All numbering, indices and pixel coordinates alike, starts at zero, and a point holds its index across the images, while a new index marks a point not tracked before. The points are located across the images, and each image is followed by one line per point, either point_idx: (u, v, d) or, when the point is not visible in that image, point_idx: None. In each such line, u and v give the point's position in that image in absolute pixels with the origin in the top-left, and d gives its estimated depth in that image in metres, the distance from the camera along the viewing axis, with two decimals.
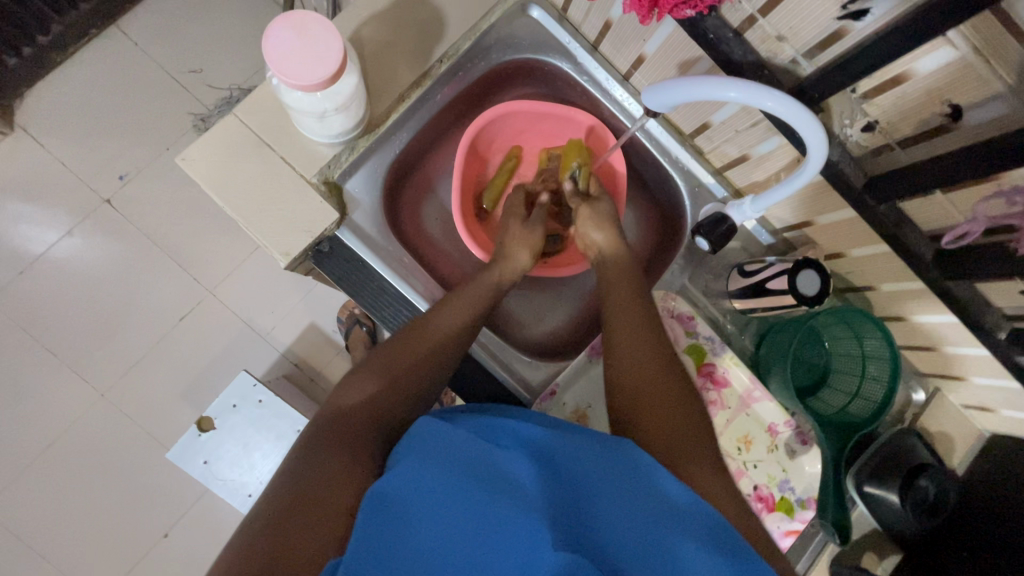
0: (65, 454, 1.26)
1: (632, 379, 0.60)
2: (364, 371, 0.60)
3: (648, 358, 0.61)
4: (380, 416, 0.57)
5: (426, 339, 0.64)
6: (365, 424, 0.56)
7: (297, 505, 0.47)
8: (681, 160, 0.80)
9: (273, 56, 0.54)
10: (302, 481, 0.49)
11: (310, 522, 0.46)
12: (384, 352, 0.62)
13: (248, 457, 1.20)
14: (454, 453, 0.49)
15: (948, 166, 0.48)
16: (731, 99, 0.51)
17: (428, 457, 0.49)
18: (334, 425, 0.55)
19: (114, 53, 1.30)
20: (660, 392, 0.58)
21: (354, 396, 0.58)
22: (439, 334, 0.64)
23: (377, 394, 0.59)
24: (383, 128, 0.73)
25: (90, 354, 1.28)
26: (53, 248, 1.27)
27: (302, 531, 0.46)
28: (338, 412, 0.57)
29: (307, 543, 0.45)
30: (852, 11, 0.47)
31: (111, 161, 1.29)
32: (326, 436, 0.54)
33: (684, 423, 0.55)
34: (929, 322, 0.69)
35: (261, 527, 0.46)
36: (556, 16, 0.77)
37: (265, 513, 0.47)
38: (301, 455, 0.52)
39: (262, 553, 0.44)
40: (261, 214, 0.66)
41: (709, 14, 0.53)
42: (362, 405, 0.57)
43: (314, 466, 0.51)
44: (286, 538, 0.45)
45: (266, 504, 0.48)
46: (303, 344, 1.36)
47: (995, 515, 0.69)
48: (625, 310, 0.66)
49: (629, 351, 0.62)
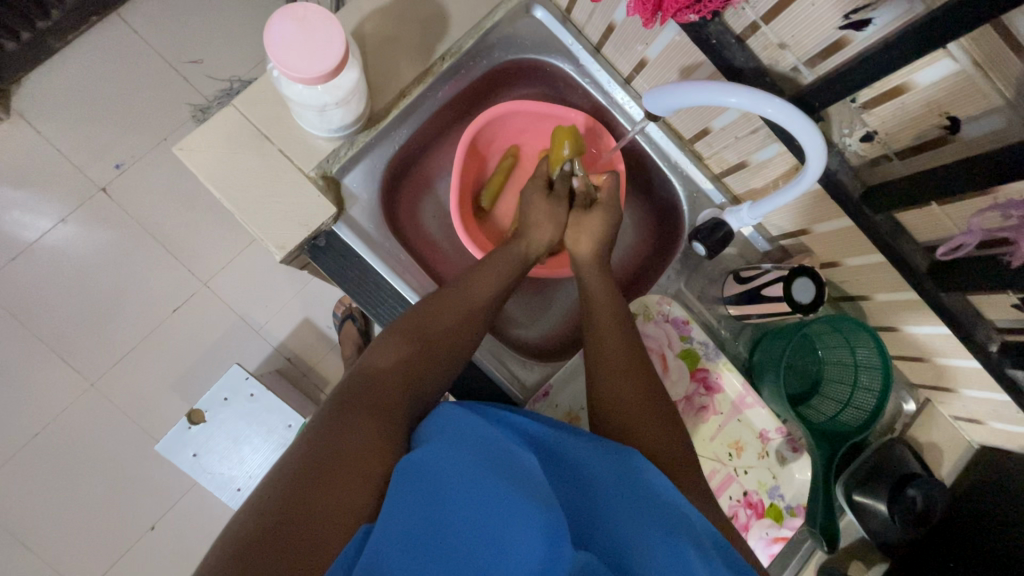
0: (53, 443, 1.25)
1: (612, 395, 0.61)
2: (397, 336, 0.62)
3: (628, 375, 0.62)
4: (411, 382, 0.59)
5: (456, 312, 0.66)
6: (397, 389, 0.58)
7: (330, 462, 0.48)
8: (680, 164, 0.80)
9: (274, 47, 0.53)
10: (334, 439, 0.50)
11: (342, 479, 0.47)
12: (417, 319, 0.64)
13: (237, 451, 1.20)
14: (476, 436, 0.51)
15: (946, 178, 0.49)
16: (732, 104, 0.51)
17: (450, 440, 0.51)
18: (368, 386, 0.57)
19: (114, 41, 1.29)
20: (639, 405, 0.60)
21: (387, 360, 0.60)
22: (470, 306, 0.67)
23: (411, 360, 0.61)
24: (384, 123, 0.72)
25: (80, 344, 1.26)
26: (46, 235, 1.26)
27: (335, 486, 0.47)
28: (371, 373, 0.58)
29: (339, 498, 0.46)
30: (854, 20, 0.47)
31: (107, 149, 1.28)
32: (359, 398, 0.55)
33: (662, 433, 0.58)
34: (922, 333, 0.70)
35: (292, 479, 0.47)
36: (559, 17, 0.77)
37: (297, 466, 0.48)
38: (333, 414, 0.53)
39: (295, 505, 0.45)
40: (257, 207, 0.65)
41: (712, 19, 0.53)
42: (396, 369, 0.59)
43: (348, 427, 0.52)
44: (319, 492, 0.46)
45: (297, 456, 0.49)
46: (296, 339, 1.36)
47: (980, 525, 0.70)
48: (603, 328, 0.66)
49: (608, 365, 0.63)
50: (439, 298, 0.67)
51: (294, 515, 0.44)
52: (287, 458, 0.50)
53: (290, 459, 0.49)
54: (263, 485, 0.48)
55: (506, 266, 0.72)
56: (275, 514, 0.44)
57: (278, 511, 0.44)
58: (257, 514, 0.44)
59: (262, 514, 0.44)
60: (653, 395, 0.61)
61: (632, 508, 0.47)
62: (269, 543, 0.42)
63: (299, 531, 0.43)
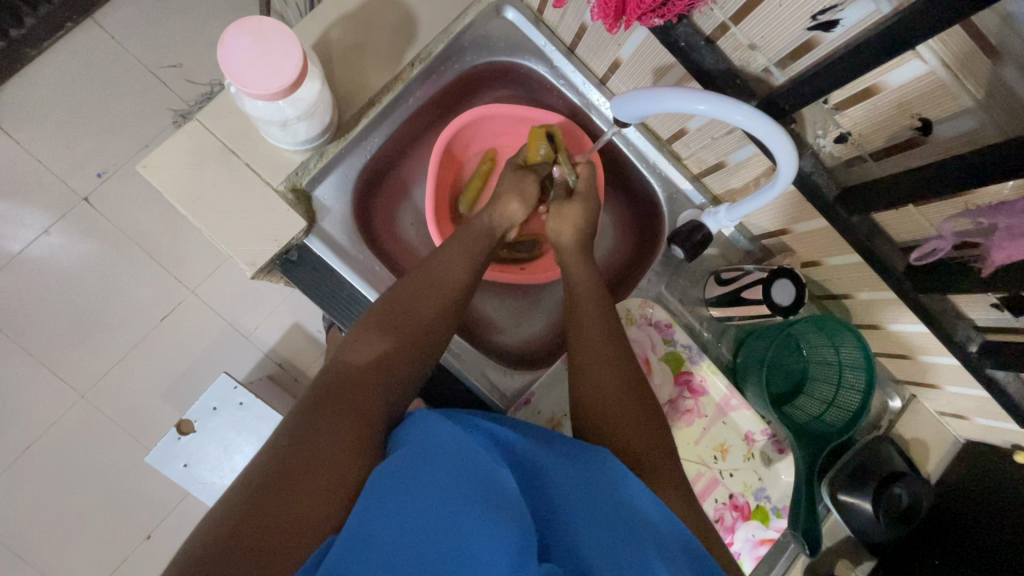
0: (43, 457, 1.24)
1: (592, 396, 0.59)
2: (373, 326, 0.59)
3: (607, 370, 0.61)
4: (388, 375, 0.56)
5: (434, 299, 0.62)
6: (372, 383, 0.55)
7: (293, 471, 0.46)
8: (659, 165, 0.80)
9: (229, 58, 0.54)
10: (301, 445, 0.48)
11: (306, 491, 0.45)
12: (392, 308, 0.61)
13: (229, 459, 1.17)
14: (451, 446, 0.48)
15: (919, 181, 0.47)
16: (701, 111, 0.50)
17: (423, 453, 0.47)
18: (341, 382, 0.54)
19: (89, 47, 1.26)
20: (627, 408, 0.58)
21: (363, 352, 0.57)
22: (447, 293, 0.63)
23: (388, 352, 0.57)
24: (355, 132, 0.72)
25: (68, 355, 1.25)
26: (30, 247, 1.24)
27: (299, 498, 0.44)
28: (345, 368, 0.55)
29: (302, 511, 0.44)
30: (822, 21, 0.46)
31: (87, 158, 1.26)
32: (331, 395, 0.52)
33: (647, 437, 0.56)
34: (905, 331, 0.69)
35: (253, 492, 0.44)
36: (532, 17, 0.75)
37: (259, 475, 0.46)
38: (302, 415, 0.51)
39: (252, 522, 0.42)
40: (225, 223, 0.65)
41: (679, 22, 0.52)
42: (372, 362, 0.56)
43: (316, 431, 0.49)
44: (278, 505, 0.44)
45: (260, 464, 0.47)
46: (286, 344, 1.35)
47: (967, 523, 0.70)
48: (584, 332, 0.64)
49: (591, 367, 0.61)
50: (416, 285, 0.63)
51: (253, 532, 0.42)
52: (251, 463, 0.48)
53: (253, 466, 0.47)
54: (229, 491, 0.46)
55: (469, 244, 0.69)
56: (231, 531, 0.42)
57: (235, 526, 0.42)
58: (215, 528, 0.42)
59: (219, 529, 0.42)
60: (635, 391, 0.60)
61: (601, 522, 0.46)
62: (225, 561, 0.40)
63: (257, 549, 0.41)
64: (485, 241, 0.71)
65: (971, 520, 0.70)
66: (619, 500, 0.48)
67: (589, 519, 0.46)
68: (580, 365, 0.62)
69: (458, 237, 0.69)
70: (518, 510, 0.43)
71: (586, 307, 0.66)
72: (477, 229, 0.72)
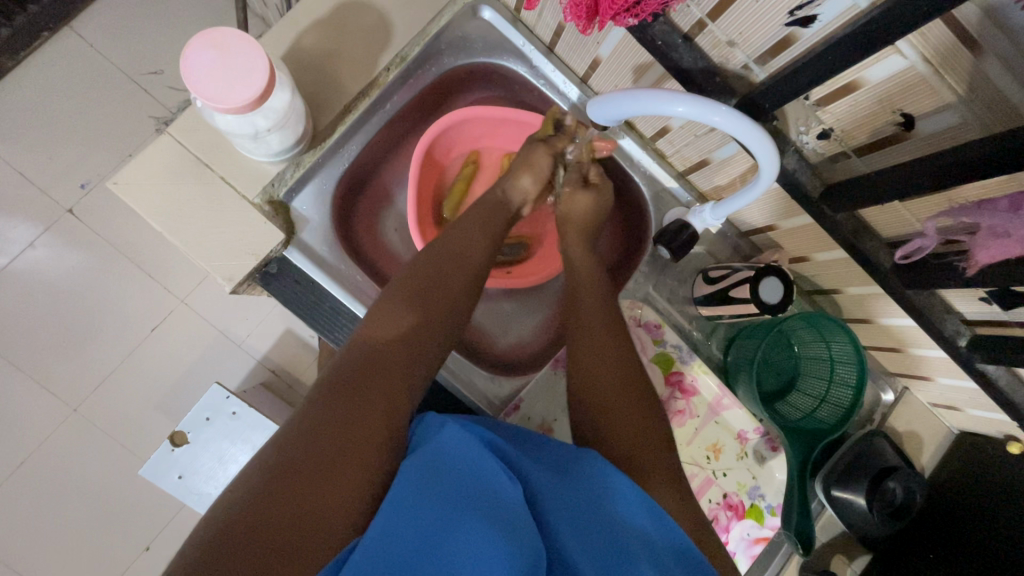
0: (35, 474, 1.21)
1: (595, 392, 0.58)
2: (397, 304, 0.57)
3: (616, 359, 0.60)
4: (414, 356, 0.54)
5: (458, 276, 0.61)
6: (400, 363, 0.53)
7: (317, 457, 0.44)
8: (643, 164, 0.79)
9: (192, 70, 0.54)
10: (327, 430, 0.46)
11: (330, 480, 0.43)
12: (416, 286, 0.59)
13: (224, 470, 1.13)
14: (457, 453, 0.45)
15: (903, 177, 0.46)
16: (678, 113, 0.49)
17: (430, 460, 0.44)
18: (368, 360, 0.52)
19: (67, 55, 1.23)
20: (624, 407, 0.56)
21: (388, 330, 0.55)
22: (466, 271, 0.62)
23: (414, 331, 0.55)
24: (331, 140, 0.71)
25: (57, 370, 1.22)
26: (17, 260, 1.21)
27: (323, 487, 0.43)
28: (371, 345, 0.53)
29: (327, 501, 0.43)
30: (800, 17, 0.45)
31: (69, 167, 1.23)
32: (356, 375, 0.51)
33: (640, 433, 0.55)
34: (895, 325, 0.68)
35: (275, 477, 0.43)
36: (509, 17, 0.74)
37: (281, 460, 0.44)
38: (329, 395, 0.49)
39: (274, 510, 0.41)
40: (201, 238, 0.65)
41: (655, 20, 0.51)
42: (397, 340, 0.54)
43: (342, 416, 0.47)
44: (301, 492, 0.42)
45: (282, 449, 0.45)
46: (279, 350, 1.34)
47: (961, 512, 0.70)
48: (587, 325, 0.63)
49: (595, 361, 0.60)
50: (438, 262, 0.61)
51: (276, 522, 0.40)
52: (272, 446, 0.46)
53: (275, 450, 0.45)
54: (235, 483, 0.44)
55: (483, 223, 0.68)
56: (254, 518, 0.40)
57: (257, 513, 0.41)
58: (237, 514, 0.41)
59: (239, 517, 0.40)
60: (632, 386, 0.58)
61: (595, 530, 0.44)
62: (248, 550, 0.39)
63: (280, 538, 0.40)
64: (500, 215, 0.70)
65: (966, 512, 0.70)
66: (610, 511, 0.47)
67: (585, 529, 0.44)
68: (580, 359, 0.61)
69: (469, 220, 0.68)
70: (526, 525, 0.41)
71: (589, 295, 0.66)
72: (490, 203, 0.71)
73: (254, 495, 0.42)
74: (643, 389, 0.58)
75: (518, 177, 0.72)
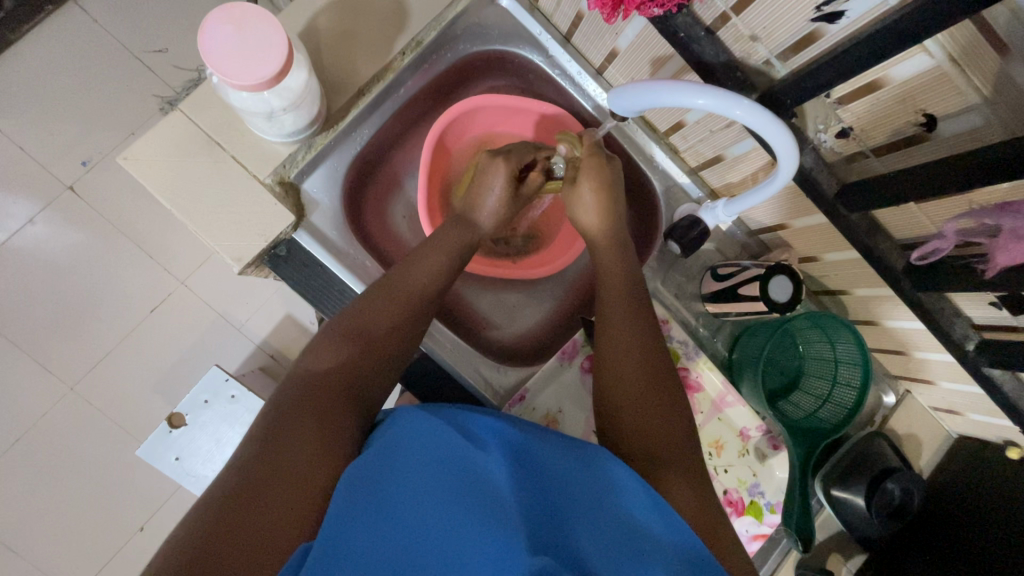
0: (34, 449, 1.20)
1: (619, 383, 0.57)
2: (342, 335, 0.55)
3: (627, 357, 0.58)
4: (359, 381, 0.53)
5: (396, 301, 0.58)
6: (341, 393, 0.51)
7: (276, 471, 0.43)
8: (656, 158, 0.79)
9: (207, 45, 0.53)
10: (286, 447, 0.45)
11: (291, 492, 0.43)
12: (360, 312, 0.57)
13: (221, 453, 1.12)
14: (447, 451, 0.45)
15: (927, 179, 0.46)
16: (699, 106, 0.49)
17: (409, 449, 0.45)
18: (307, 391, 0.50)
19: (72, 31, 1.21)
20: (640, 403, 0.55)
21: (333, 359, 0.53)
22: (427, 291, 0.61)
23: (356, 359, 0.54)
24: (343, 124, 0.71)
25: (56, 348, 1.21)
26: (14, 237, 1.20)
27: (280, 501, 0.42)
28: (315, 375, 0.52)
29: (279, 514, 0.41)
30: (827, 13, 0.45)
31: (72, 144, 1.21)
32: (297, 408, 0.49)
33: (652, 420, 0.54)
34: (902, 328, 0.68)
35: (237, 492, 0.42)
36: (526, 5, 0.74)
37: (239, 479, 0.43)
38: (268, 426, 0.47)
39: (229, 535, 0.39)
40: (211, 216, 0.64)
41: (679, 11, 0.51)
42: (340, 371, 0.53)
43: (290, 438, 0.46)
44: (261, 506, 0.41)
45: (246, 463, 0.44)
46: (279, 335, 1.33)
47: (962, 509, 0.71)
48: (612, 310, 0.62)
49: (613, 345, 0.60)
50: (389, 285, 0.60)
51: (234, 539, 0.39)
52: (234, 463, 0.45)
53: (235, 467, 0.44)
54: (202, 500, 0.42)
55: (455, 240, 0.67)
56: (208, 535, 0.39)
57: (219, 524, 0.40)
58: (197, 528, 0.40)
59: (189, 545, 0.39)
60: (653, 372, 0.57)
61: (593, 524, 0.44)
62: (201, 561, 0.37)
63: (241, 555, 0.39)
64: (468, 235, 0.68)
65: (967, 514, 0.70)
66: (609, 511, 0.45)
67: (589, 522, 0.44)
68: (606, 353, 0.60)
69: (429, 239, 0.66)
70: (512, 516, 0.41)
71: (616, 289, 0.64)
72: (464, 226, 0.69)
73: (212, 508, 0.41)
74: (661, 383, 0.57)
75: (483, 197, 0.71)
